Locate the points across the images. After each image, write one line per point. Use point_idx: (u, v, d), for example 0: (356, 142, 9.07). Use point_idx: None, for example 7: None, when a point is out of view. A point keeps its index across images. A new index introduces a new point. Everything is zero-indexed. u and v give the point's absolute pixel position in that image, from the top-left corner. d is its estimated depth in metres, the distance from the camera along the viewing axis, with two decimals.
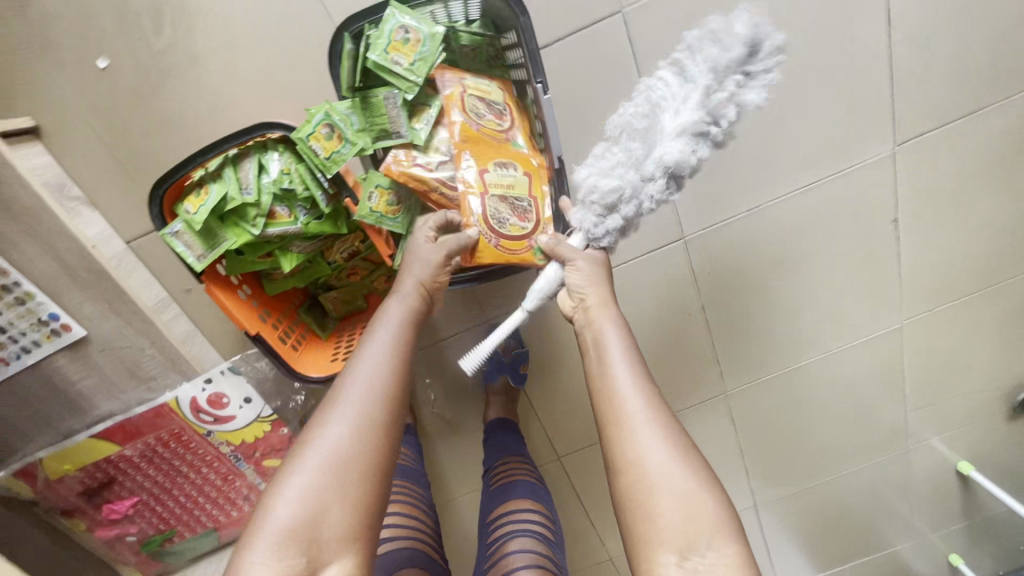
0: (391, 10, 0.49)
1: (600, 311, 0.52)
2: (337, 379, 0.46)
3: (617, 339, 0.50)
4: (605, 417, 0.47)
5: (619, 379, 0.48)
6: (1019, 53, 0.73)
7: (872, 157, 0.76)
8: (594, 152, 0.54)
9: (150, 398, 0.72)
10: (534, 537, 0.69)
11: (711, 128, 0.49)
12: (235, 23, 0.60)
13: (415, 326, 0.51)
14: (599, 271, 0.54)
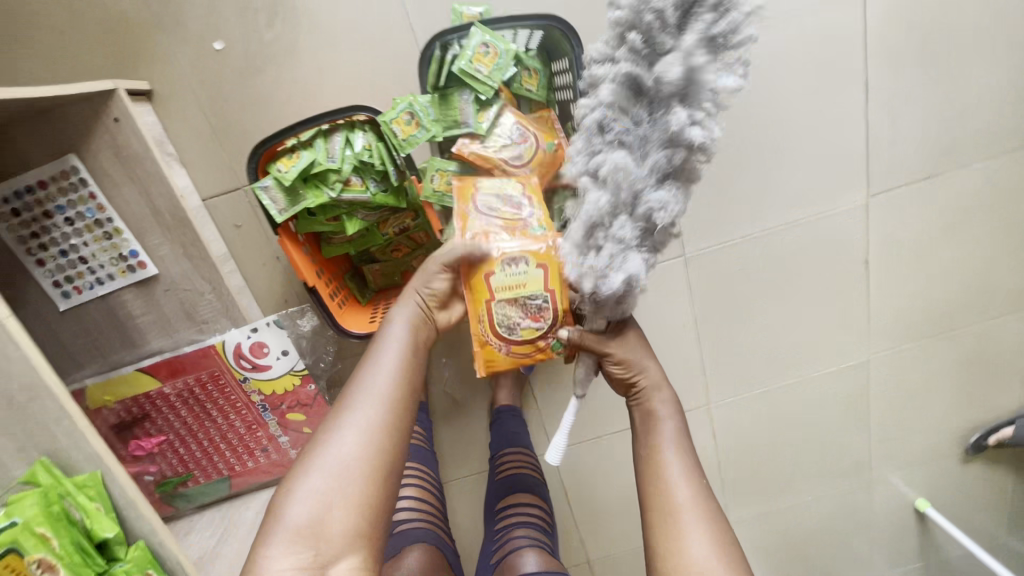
0: (476, 29, 0.62)
1: (655, 396, 0.61)
2: (348, 393, 0.56)
3: (668, 421, 0.60)
4: (655, 498, 0.56)
5: (670, 464, 0.57)
6: (977, 130, 0.87)
7: (848, 204, 0.89)
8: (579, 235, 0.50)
9: (200, 339, 0.80)
10: (536, 530, 0.78)
11: (701, 156, 0.43)
12: (334, 27, 0.72)
13: (413, 343, 0.61)
14: (643, 350, 0.62)
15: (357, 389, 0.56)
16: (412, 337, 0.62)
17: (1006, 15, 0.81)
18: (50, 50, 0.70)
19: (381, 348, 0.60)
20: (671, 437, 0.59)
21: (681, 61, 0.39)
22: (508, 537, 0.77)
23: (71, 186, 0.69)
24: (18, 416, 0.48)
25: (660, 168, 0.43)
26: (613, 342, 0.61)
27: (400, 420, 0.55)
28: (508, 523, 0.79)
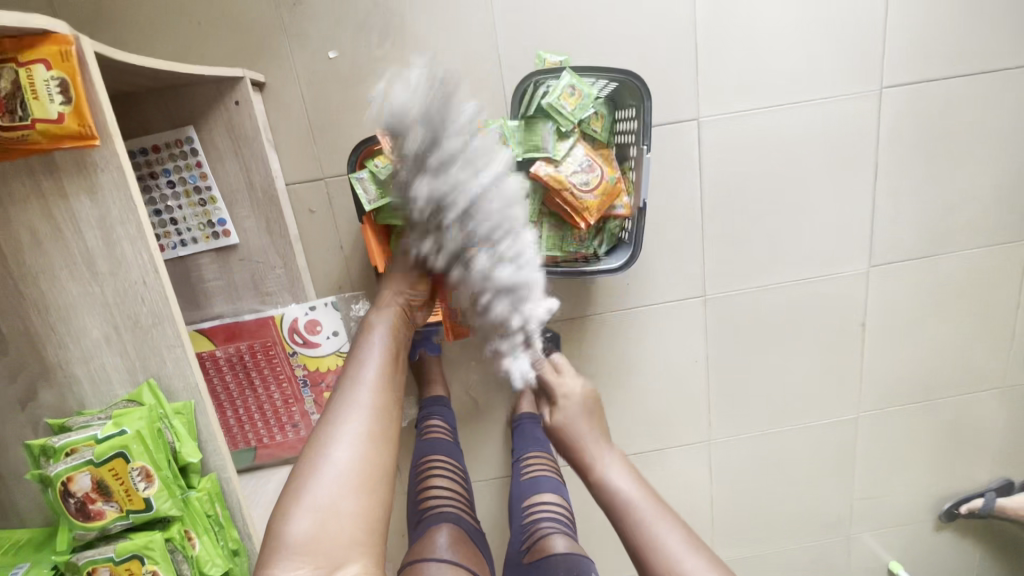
0: (567, 73, 0.73)
1: (597, 446, 0.68)
2: (334, 405, 0.56)
3: (619, 472, 0.65)
4: (622, 521, 0.62)
5: (627, 488, 0.64)
6: (964, 221, 1.00)
7: (852, 270, 1.01)
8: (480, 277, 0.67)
9: (261, 310, 0.86)
10: (560, 520, 0.83)
11: (473, 233, 0.64)
12: (435, 54, 0.83)
13: (394, 349, 0.65)
14: (580, 408, 0.72)
15: (341, 404, 0.56)
16: (393, 345, 0.65)
17: (999, 129, 0.95)
18: (186, 37, 0.80)
19: (365, 364, 0.61)
20: (623, 471, 0.66)
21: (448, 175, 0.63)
22: (536, 530, 0.82)
23: (181, 154, 0.76)
24: (137, 338, 0.54)
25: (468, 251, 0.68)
26: (566, 422, 0.71)
27: (389, 432, 0.56)
28: (534, 518, 0.84)
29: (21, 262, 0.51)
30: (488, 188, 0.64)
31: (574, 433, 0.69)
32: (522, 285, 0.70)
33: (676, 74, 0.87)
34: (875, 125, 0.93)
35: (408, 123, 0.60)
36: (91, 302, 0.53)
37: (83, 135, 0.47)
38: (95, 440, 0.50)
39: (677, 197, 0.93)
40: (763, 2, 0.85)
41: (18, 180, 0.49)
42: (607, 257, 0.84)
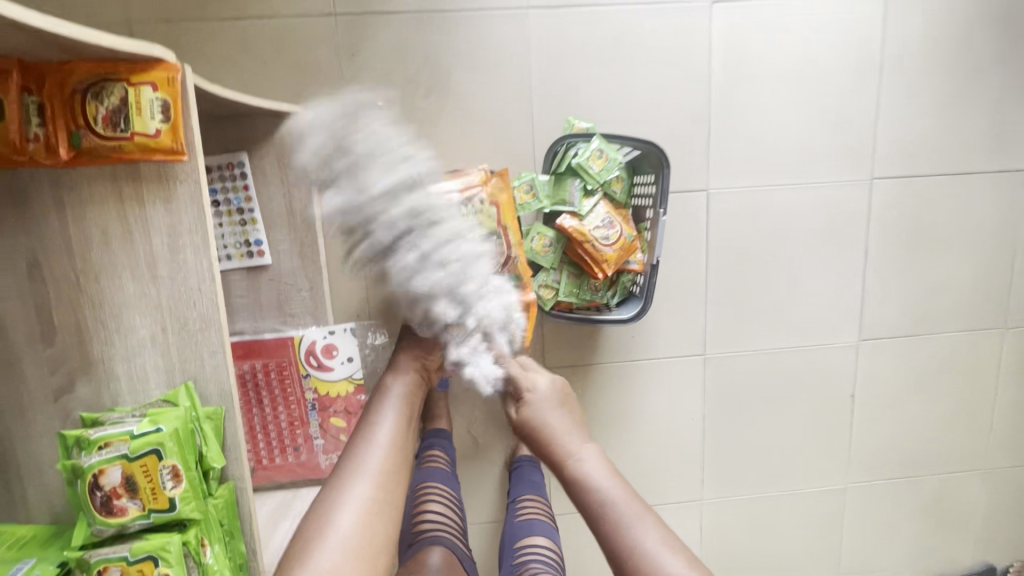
0: (597, 138, 0.81)
1: (568, 436, 0.65)
2: (347, 460, 0.59)
3: (598, 470, 0.62)
4: (595, 515, 0.60)
5: (595, 476, 0.62)
6: (944, 306, 1.07)
7: (842, 342, 1.07)
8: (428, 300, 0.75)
9: (282, 330, 0.89)
10: (549, 566, 0.82)
11: (420, 257, 0.72)
12: (474, 111, 0.91)
13: (408, 407, 0.68)
14: (550, 402, 0.70)
15: (351, 463, 0.58)
16: (404, 408, 0.67)
17: (973, 225, 1.05)
18: (251, 73, 0.87)
19: (376, 425, 0.63)
20: (594, 459, 0.63)
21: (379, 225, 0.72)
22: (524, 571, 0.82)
23: (231, 176, 0.82)
24: (182, 339, 0.56)
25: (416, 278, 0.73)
26: (531, 412, 0.69)
27: (396, 495, 0.58)
28: (523, 560, 0.84)
29: (88, 261, 0.55)
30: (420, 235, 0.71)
31: (543, 427, 0.67)
32: (478, 304, 0.75)
33: (689, 149, 0.96)
34: (866, 208, 1.02)
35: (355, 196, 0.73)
36: (144, 302, 0.56)
37: (174, 150, 0.52)
38: (131, 436, 0.51)
39: (684, 259, 1.00)
40: (768, 95, 0.95)
41: (102, 184, 0.53)
42: (619, 308, 0.89)
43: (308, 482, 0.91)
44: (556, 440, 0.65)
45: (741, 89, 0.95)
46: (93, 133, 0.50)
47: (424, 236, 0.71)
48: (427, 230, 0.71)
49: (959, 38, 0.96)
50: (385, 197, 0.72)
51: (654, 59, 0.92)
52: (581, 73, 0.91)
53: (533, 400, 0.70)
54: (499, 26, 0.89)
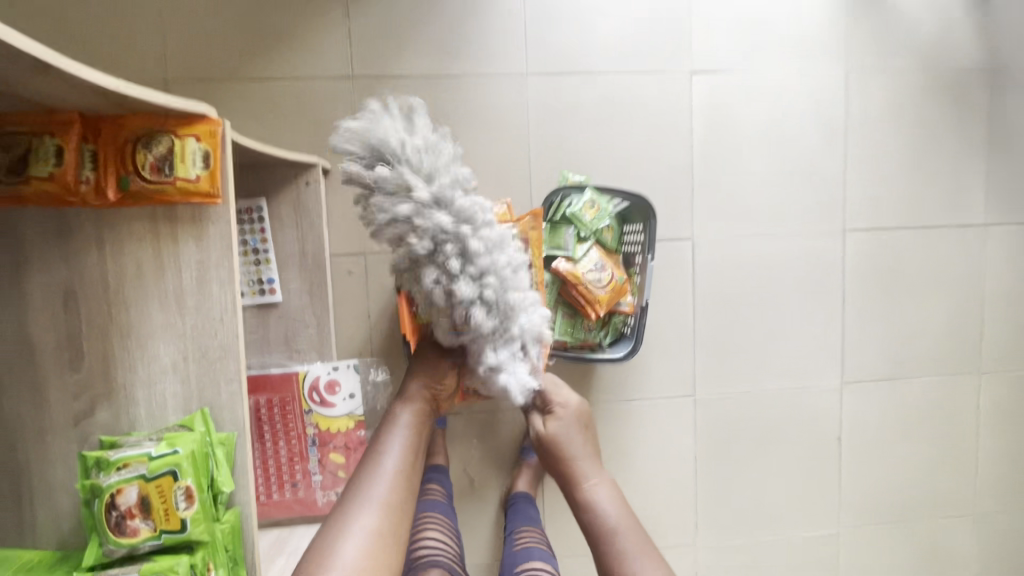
0: (589, 190, 0.89)
1: (587, 464, 0.66)
2: (353, 490, 0.59)
3: (609, 501, 0.65)
4: (601, 541, 0.63)
5: (607, 508, 0.64)
6: (919, 351, 1.13)
7: (827, 385, 1.11)
8: (473, 304, 0.51)
9: (288, 365, 0.92)
10: None
11: (450, 232, 0.48)
12: (476, 164, 0.99)
13: (417, 435, 0.64)
14: (570, 425, 0.66)
15: (356, 494, 0.58)
16: (414, 436, 0.64)
17: (940, 276, 1.12)
18: (273, 127, 0.95)
19: (382, 455, 0.61)
20: (608, 492, 0.65)
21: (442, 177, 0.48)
22: None
23: (250, 220, 0.87)
24: (202, 366, 0.60)
25: (467, 268, 0.50)
26: (554, 431, 0.66)
27: (400, 529, 0.57)
28: None
29: (121, 292, 0.59)
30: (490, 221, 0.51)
31: (567, 450, 0.66)
32: (516, 299, 0.54)
33: (675, 201, 1.04)
34: (841, 258, 1.09)
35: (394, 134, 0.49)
36: (169, 331, 0.60)
37: (210, 195, 0.58)
38: (148, 457, 0.54)
39: (672, 303, 1.05)
40: (745, 154, 1.04)
41: (141, 223, 0.58)
42: (610, 348, 0.93)
43: (305, 519, 0.92)
44: (577, 464, 0.66)
45: (721, 149, 1.04)
46: (140, 179, 0.56)
47: (454, 204, 0.48)
48: (453, 193, 0.48)
49: (915, 108, 1.07)
50: (396, 137, 0.48)
51: (642, 121, 1.01)
52: (575, 132, 1.00)
53: (559, 420, 0.66)
54: (501, 91, 0.98)
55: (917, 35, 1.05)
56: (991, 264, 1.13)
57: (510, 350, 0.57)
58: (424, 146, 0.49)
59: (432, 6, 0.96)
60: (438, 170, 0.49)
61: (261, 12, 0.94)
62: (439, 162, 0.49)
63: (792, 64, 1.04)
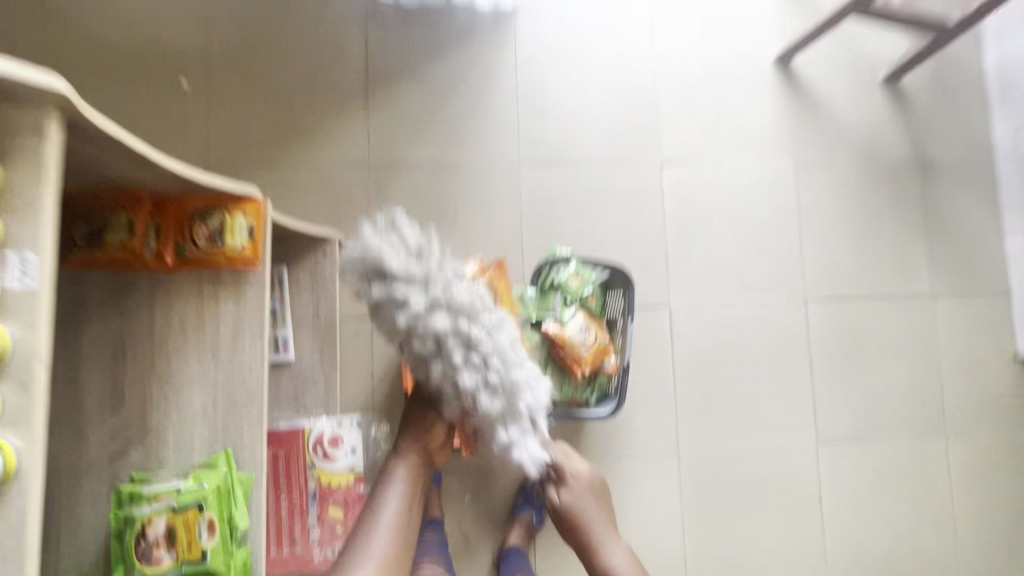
0: (574, 262, 1.01)
1: (600, 527, 0.80)
2: (357, 541, 0.69)
3: (623, 558, 0.78)
4: None
5: (620, 563, 0.78)
6: (887, 412, 1.20)
7: (803, 445, 1.17)
8: (478, 391, 0.62)
9: (295, 420, 0.98)
10: None
11: (452, 331, 0.58)
12: (474, 238, 1.12)
13: (411, 490, 0.74)
14: (585, 494, 0.81)
15: (359, 544, 0.69)
16: (409, 490, 0.74)
17: (899, 341, 1.22)
18: (295, 204, 1.08)
19: (381, 510, 0.71)
20: (621, 550, 0.79)
21: (435, 285, 0.58)
22: None
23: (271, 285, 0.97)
24: (227, 411, 0.67)
25: (468, 362, 0.60)
26: (570, 499, 0.80)
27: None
28: None
29: (164, 344, 0.68)
30: (484, 316, 0.61)
31: (582, 516, 0.80)
32: (516, 378, 0.64)
33: (651, 273, 1.15)
34: (805, 325, 1.19)
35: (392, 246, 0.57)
36: (202, 379, 0.68)
37: (253, 262, 0.68)
38: (177, 492, 0.60)
39: (654, 365, 1.14)
40: (712, 232, 1.18)
41: (189, 284, 0.68)
42: (597, 406, 1.00)
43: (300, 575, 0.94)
44: (592, 527, 0.80)
45: (691, 226, 1.17)
46: (194, 246, 0.66)
47: (451, 306, 0.58)
48: (447, 297, 0.58)
49: (857, 194, 1.23)
50: (391, 252, 0.57)
51: (619, 204, 1.15)
52: (561, 211, 1.14)
53: (575, 489, 0.80)
54: (496, 175, 1.13)
55: (852, 135, 1.23)
56: (945, 331, 1.23)
57: (517, 425, 0.67)
58: (418, 256, 0.58)
59: (439, 107, 1.12)
60: (429, 276, 0.58)
61: (292, 109, 1.09)
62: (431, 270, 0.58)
63: (748, 156, 1.20)
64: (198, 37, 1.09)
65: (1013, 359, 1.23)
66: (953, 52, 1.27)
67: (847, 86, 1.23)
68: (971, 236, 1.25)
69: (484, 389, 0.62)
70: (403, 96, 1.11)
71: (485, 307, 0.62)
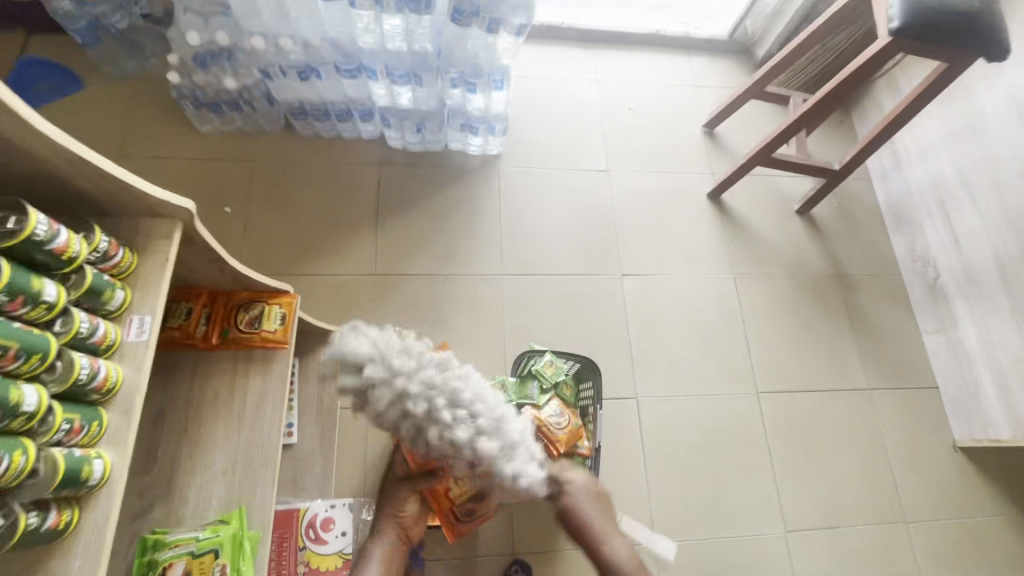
0: (547, 354, 1.17)
1: (603, 533, 0.64)
2: None
3: (631, 569, 0.62)
4: None
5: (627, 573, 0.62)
6: (847, 500, 1.28)
7: (772, 533, 1.23)
8: (477, 452, 0.53)
9: (291, 503, 1.05)
10: None
11: (425, 401, 0.52)
12: (463, 337, 1.28)
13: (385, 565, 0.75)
14: (585, 493, 0.65)
15: None
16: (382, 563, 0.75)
17: (847, 431, 1.34)
18: (310, 305, 1.25)
19: None
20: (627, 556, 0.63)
21: (394, 365, 0.52)
22: None
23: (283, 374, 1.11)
24: (245, 471, 0.78)
25: (459, 426, 0.53)
26: (570, 499, 0.65)
27: None
28: None
29: (197, 412, 0.80)
30: (450, 377, 0.54)
31: (579, 523, 0.64)
32: (506, 432, 0.56)
33: (619, 368, 1.31)
34: (760, 416, 1.32)
35: (349, 345, 0.54)
36: (226, 444, 0.79)
37: (282, 342, 0.83)
38: (197, 538, 0.69)
39: (626, 453, 1.24)
40: (670, 332, 1.36)
41: (226, 361, 0.82)
42: None
43: None
44: (593, 532, 0.64)
45: (651, 327, 1.36)
46: (237, 329, 0.81)
47: (417, 377, 0.53)
48: (406, 370, 0.52)
49: (791, 301, 1.44)
50: (356, 343, 0.53)
51: (588, 308, 1.35)
52: (539, 313, 1.32)
53: (572, 489, 0.65)
54: (483, 283, 1.33)
55: (779, 253, 1.48)
56: (887, 421, 1.36)
57: (529, 464, 0.58)
58: (372, 344, 0.54)
59: (436, 229, 1.36)
60: (387, 358, 0.53)
61: (314, 229, 1.31)
62: (391, 352, 0.53)
63: (695, 269, 1.43)
64: (242, 170, 1.33)
65: (953, 446, 1.35)
66: (851, 189, 1.59)
67: (769, 216, 1.52)
68: (895, 336, 1.44)
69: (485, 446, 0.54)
70: (406, 221, 1.35)
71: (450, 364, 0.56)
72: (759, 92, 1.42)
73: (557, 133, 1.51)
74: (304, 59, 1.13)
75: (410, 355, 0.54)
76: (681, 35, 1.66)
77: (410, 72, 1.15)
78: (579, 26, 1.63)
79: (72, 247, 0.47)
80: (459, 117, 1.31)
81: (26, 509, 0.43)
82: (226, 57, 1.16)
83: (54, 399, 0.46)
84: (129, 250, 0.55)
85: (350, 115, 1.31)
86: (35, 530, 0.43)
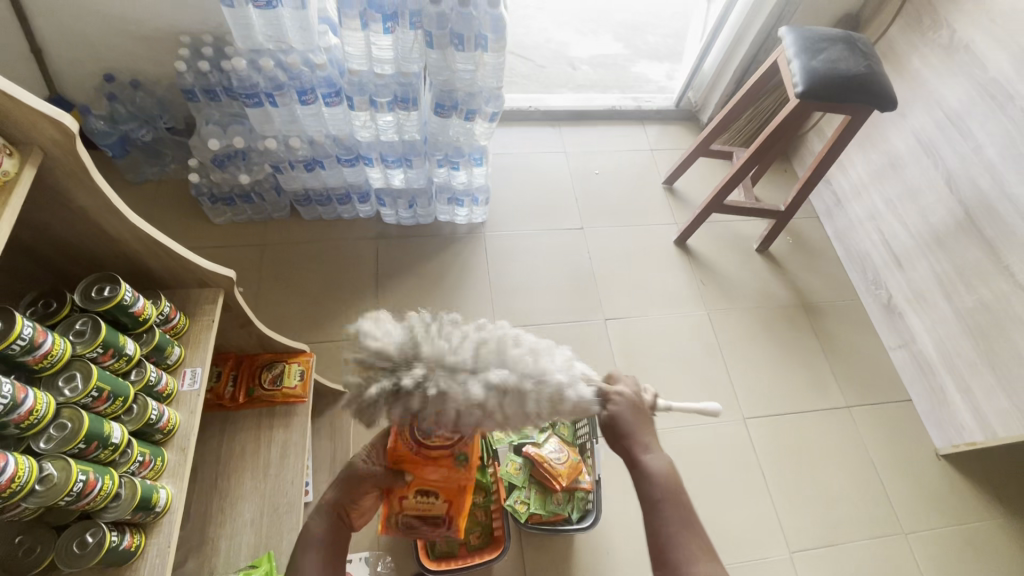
0: None
1: (644, 432, 0.65)
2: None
3: (666, 467, 0.65)
4: (651, 495, 0.64)
5: (660, 462, 0.65)
6: (845, 515, 1.33)
7: (778, 556, 1.27)
8: (548, 389, 0.53)
9: None
10: None
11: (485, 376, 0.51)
12: None
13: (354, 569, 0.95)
14: (632, 406, 0.65)
15: None
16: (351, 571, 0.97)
17: (834, 448, 1.41)
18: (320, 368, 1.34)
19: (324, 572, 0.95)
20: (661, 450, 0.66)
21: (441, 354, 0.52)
22: None
23: None
24: (272, 517, 0.84)
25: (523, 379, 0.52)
26: (619, 409, 0.64)
27: None
28: None
29: (225, 466, 0.87)
30: (488, 342, 0.54)
31: (623, 426, 0.64)
32: (552, 363, 0.55)
33: None
34: (749, 441, 1.40)
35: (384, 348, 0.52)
36: (254, 493, 0.86)
37: (301, 397, 0.92)
38: None
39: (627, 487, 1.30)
40: (654, 367, 1.46)
41: (249, 418, 0.90)
42: (579, 521, 1.13)
43: None
44: (639, 429, 0.65)
45: (636, 364, 1.46)
46: (261, 388, 0.91)
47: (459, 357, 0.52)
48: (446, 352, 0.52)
49: (762, 331, 1.56)
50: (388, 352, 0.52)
51: (578, 353, 1.45)
52: None
53: (620, 389, 0.65)
54: None
55: (746, 289, 1.62)
56: (870, 435, 1.44)
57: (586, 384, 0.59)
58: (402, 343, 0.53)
59: (433, 289, 1.49)
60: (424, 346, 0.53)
61: (315, 300, 1.43)
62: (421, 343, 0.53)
63: (672, 309, 1.56)
64: (252, 252, 1.47)
65: (936, 455, 1.43)
66: (802, 227, 1.76)
67: (732, 256, 1.67)
68: (862, 355, 1.55)
69: (553, 383, 0.54)
70: (402, 287, 1.48)
71: (485, 329, 0.56)
72: (705, 150, 1.62)
73: (533, 199, 1.69)
74: (311, 154, 1.31)
75: (439, 337, 0.53)
76: (633, 109, 1.89)
77: (401, 157, 1.33)
78: (544, 108, 1.86)
79: (146, 310, 0.66)
80: (446, 192, 1.48)
81: (109, 529, 0.59)
82: (240, 157, 1.35)
83: (132, 435, 0.63)
84: (183, 314, 0.73)
85: (350, 199, 1.48)
86: (116, 546, 0.59)
